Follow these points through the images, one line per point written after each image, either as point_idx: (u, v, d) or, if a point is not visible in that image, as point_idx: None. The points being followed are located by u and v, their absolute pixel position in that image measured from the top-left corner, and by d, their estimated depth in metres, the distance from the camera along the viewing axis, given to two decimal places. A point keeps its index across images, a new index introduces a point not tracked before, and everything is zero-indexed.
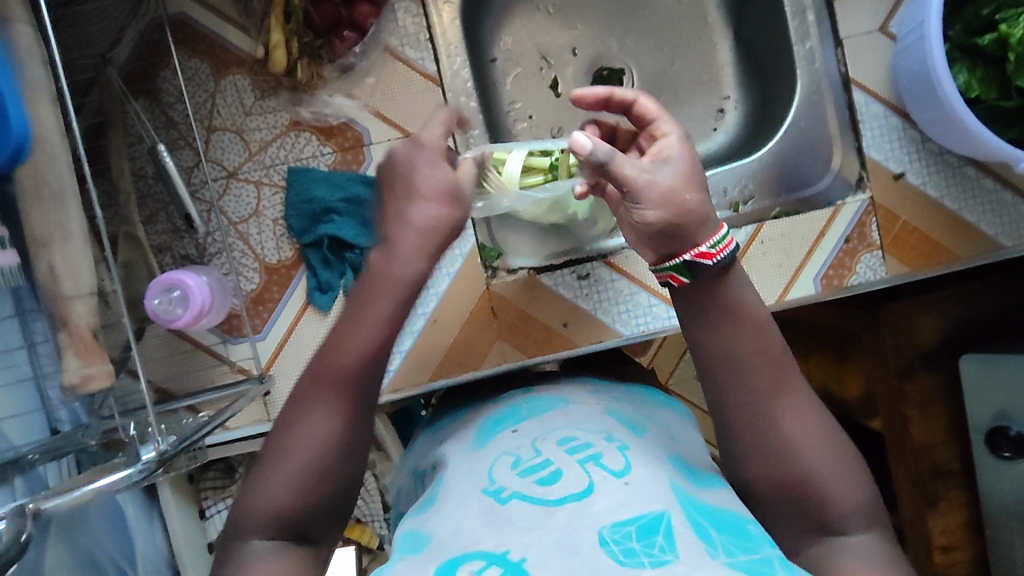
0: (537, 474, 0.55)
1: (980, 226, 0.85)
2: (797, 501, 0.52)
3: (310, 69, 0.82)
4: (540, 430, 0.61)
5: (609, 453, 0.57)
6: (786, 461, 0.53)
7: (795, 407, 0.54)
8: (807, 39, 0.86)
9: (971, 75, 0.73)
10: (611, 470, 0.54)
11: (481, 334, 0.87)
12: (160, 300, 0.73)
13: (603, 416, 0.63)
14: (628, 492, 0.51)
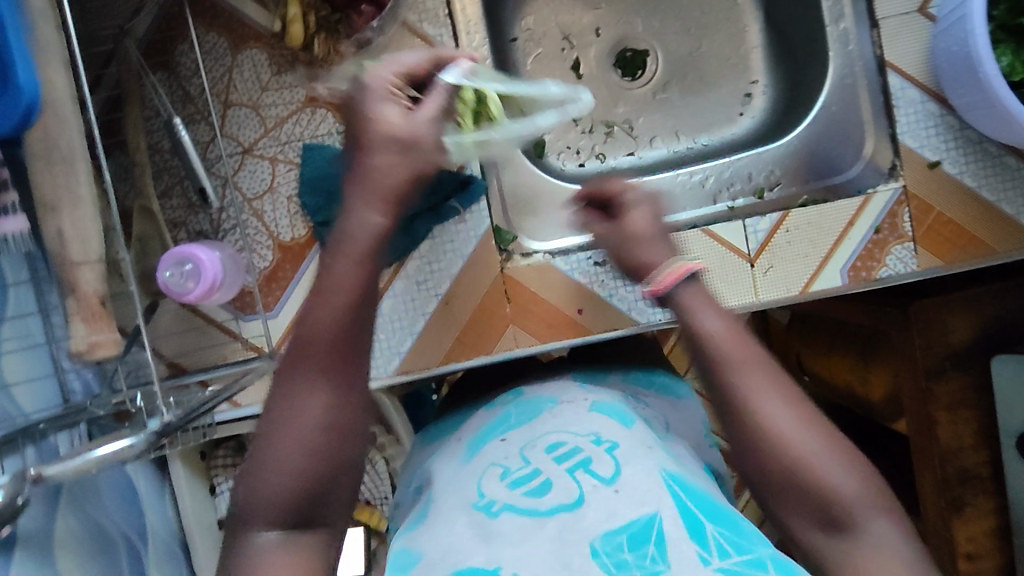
0: (526, 486, 0.56)
1: (1018, 219, 0.81)
2: (792, 487, 0.51)
3: (326, 44, 0.80)
4: (529, 437, 0.62)
5: (599, 455, 0.58)
6: (773, 449, 0.51)
7: (765, 391, 0.53)
8: (841, 20, 0.84)
9: (1016, 58, 0.69)
10: (600, 477, 0.56)
11: (494, 318, 0.86)
12: (171, 272, 0.73)
13: (592, 415, 0.64)
14: (618, 500, 0.53)
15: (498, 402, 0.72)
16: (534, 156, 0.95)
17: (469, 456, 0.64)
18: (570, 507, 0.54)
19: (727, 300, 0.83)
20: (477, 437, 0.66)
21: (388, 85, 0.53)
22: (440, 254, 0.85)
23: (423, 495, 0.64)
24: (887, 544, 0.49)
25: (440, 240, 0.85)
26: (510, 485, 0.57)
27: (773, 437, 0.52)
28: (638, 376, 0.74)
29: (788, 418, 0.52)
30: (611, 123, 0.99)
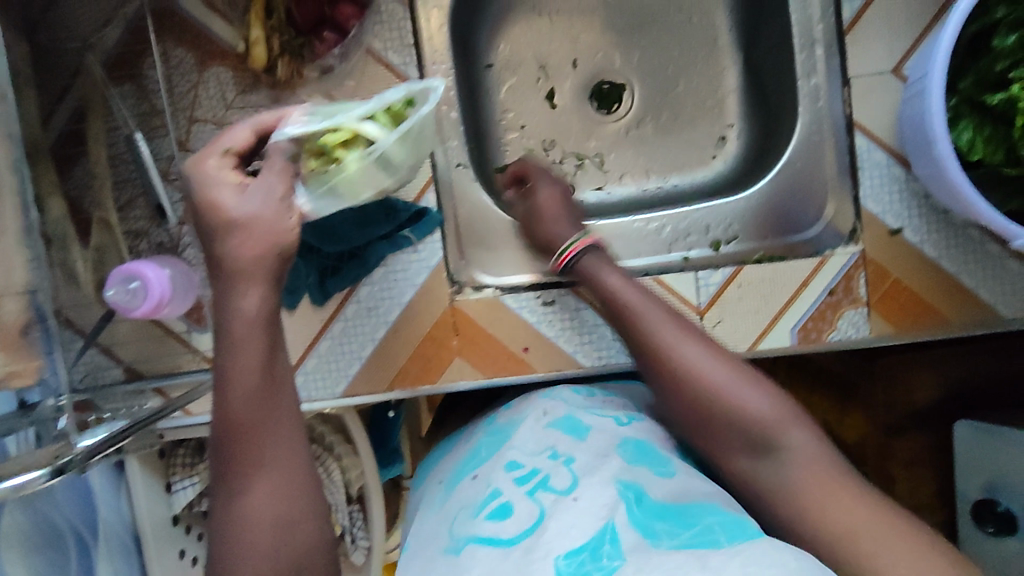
0: (489, 511, 0.60)
1: (978, 293, 0.79)
2: (710, 416, 0.63)
3: (290, 68, 0.80)
4: (491, 470, 0.66)
5: (555, 471, 0.63)
6: (695, 383, 0.64)
7: (676, 338, 0.67)
8: (813, 75, 0.82)
9: (977, 134, 0.66)
10: (556, 490, 0.60)
11: (440, 351, 0.86)
12: (117, 293, 0.73)
13: (548, 432, 0.69)
14: (577, 507, 0.57)
15: (474, 435, 0.79)
16: (502, 185, 0.96)
17: (444, 496, 0.68)
18: (531, 529, 0.56)
19: None
20: (452, 479, 0.71)
21: (212, 167, 0.58)
22: (392, 282, 0.85)
23: (409, 550, 0.66)
24: (811, 450, 0.60)
25: (392, 268, 0.85)
26: (473, 516, 0.60)
27: (692, 384, 0.64)
28: (601, 391, 0.81)
29: (691, 358, 0.65)
30: (583, 155, 0.98)
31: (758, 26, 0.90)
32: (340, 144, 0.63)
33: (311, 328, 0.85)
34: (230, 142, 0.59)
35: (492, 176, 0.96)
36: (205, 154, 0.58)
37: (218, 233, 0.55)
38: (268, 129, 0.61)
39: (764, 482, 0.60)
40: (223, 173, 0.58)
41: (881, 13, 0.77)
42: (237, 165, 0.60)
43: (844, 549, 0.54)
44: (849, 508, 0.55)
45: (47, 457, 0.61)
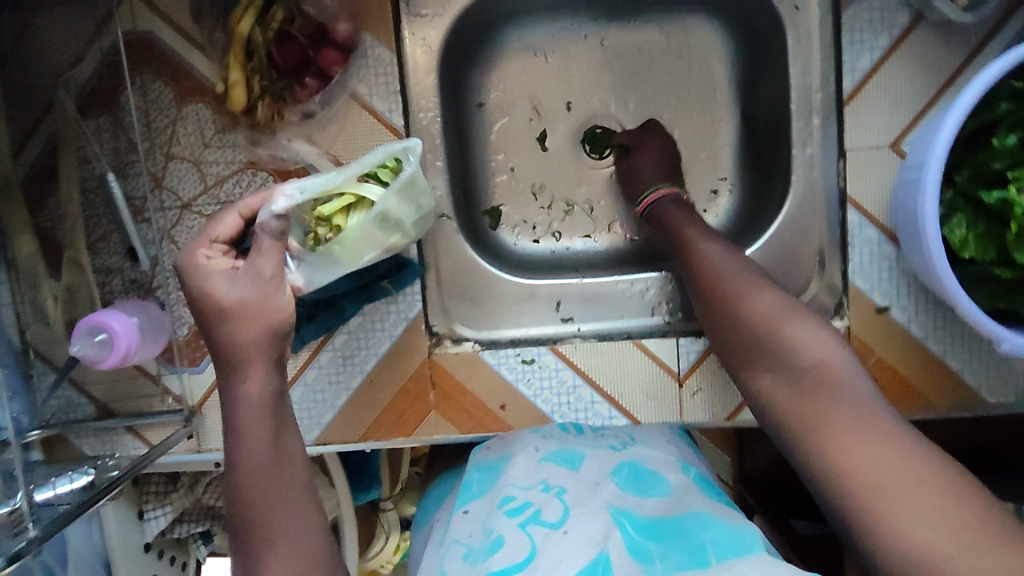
0: (486, 551, 0.63)
1: (963, 375, 0.78)
2: (759, 341, 0.68)
3: (270, 110, 0.77)
4: (485, 508, 0.70)
5: (547, 504, 0.68)
6: (736, 303, 0.71)
7: (729, 266, 0.74)
8: (808, 144, 0.79)
9: (970, 230, 0.65)
10: (549, 525, 0.65)
11: (415, 404, 0.85)
12: (82, 347, 0.73)
13: (541, 468, 0.74)
14: (567, 541, 0.63)
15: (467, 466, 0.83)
16: (489, 229, 0.94)
17: (439, 542, 0.71)
18: (524, 562, 0.61)
19: (652, 416, 0.83)
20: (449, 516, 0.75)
21: (199, 255, 0.60)
22: (369, 331, 0.84)
23: None
24: (846, 383, 0.61)
25: (370, 317, 0.83)
26: (468, 559, 0.63)
27: (736, 314, 0.70)
28: None
29: (743, 291, 0.71)
30: (572, 202, 0.96)
31: (759, 80, 0.87)
32: (337, 210, 0.67)
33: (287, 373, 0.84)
34: (218, 232, 0.61)
35: (480, 219, 0.93)
36: (198, 247, 0.61)
37: (213, 318, 0.58)
38: (254, 213, 0.62)
39: (786, 405, 0.64)
40: (215, 261, 0.60)
41: (882, 86, 0.74)
42: (228, 251, 0.62)
43: (866, 492, 0.53)
44: (875, 450, 0.55)
45: (5, 541, 0.63)
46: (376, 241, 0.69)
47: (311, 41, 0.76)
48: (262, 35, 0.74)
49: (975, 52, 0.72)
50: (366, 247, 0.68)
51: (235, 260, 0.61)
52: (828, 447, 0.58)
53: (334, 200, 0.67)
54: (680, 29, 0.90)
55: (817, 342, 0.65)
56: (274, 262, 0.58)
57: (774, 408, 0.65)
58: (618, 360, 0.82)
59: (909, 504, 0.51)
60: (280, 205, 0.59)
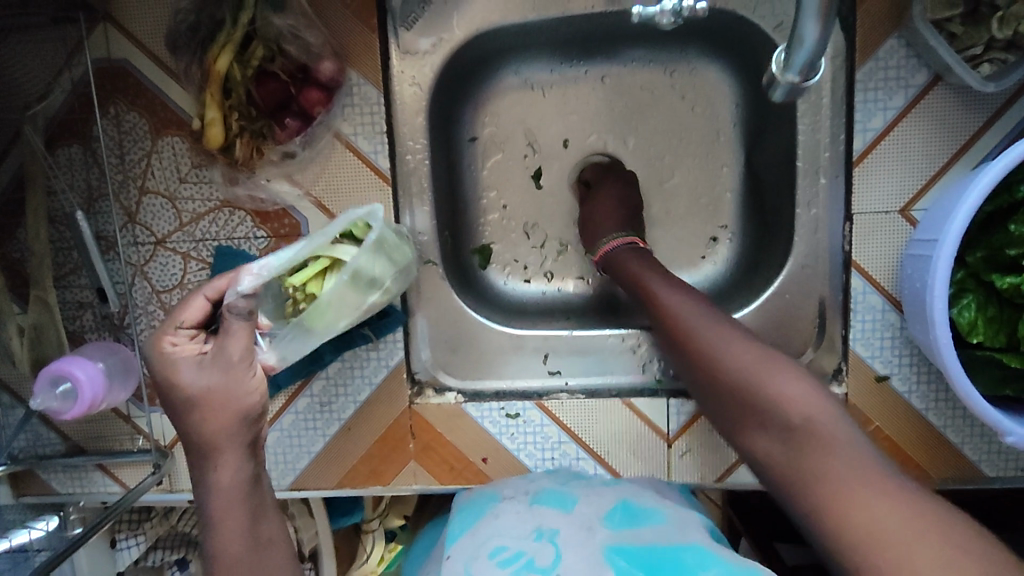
0: None
1: (962, 449, 0.75)
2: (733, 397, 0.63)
3: (248, 148, 0.74)
4: (474, 555, 0.66)
5: (540, 551, 0.64)
6: (702, 351, 0.65)
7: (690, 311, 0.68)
8: (813, 204, 0.76)
9: (980, 313, 0.62)
10: (541, 573, 0.61)
11: (394, 454, 0.82)
12: (46, 400, 0.72)
13: (530, 511, 0.70)
14: None
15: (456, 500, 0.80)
16: (477, 268, 0.90)
17: None
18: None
19: (638, 475, 0.80)
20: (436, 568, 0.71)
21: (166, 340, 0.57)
22: (347, 378, 0.80)
23: None
24: (839, 438, 0.55)
25: (349, 364, 0.80)
26: None
27: (706, 369, 0.65)
28: None
29: (711, 338, 0.65)
30: (566, 241, 0.91)
31: (764, 127, 0.83)
32: (311, 277, 0.68)
33: None
34: (184, 316, 0.58)
35: (469, 257, 0.90)
36: (164, 332, 0.58)
37: (174, 388, 0.55)
38: (224, 294, 0.59)
39: (784, 466, 0.58)
40: (183, 346, 0.57)
41: (893, 149, 0.71)
42: (197, 334, 0.59)
43: (868, 551, 0.48)
44: (889, 506, 0.49)
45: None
46: (354, 305, 0.68)
47: (293, 80, 0.73)
48: (240, 73, 0.70)
49: (993, 118, 0.69)
50: (343, 313, 0.67)
51: (203, 345, 0.58)
52: (827, 503, 0.52)
53: (307, 266, 0.68)
54: (685, 69, 0.86)
55: (801, 400, 0.58)
56: (243, 342, 0.56)
57: (771, 466, 0.59)
58: (605, 417, 0.79)
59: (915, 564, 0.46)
60: (248, 284, 0.57)
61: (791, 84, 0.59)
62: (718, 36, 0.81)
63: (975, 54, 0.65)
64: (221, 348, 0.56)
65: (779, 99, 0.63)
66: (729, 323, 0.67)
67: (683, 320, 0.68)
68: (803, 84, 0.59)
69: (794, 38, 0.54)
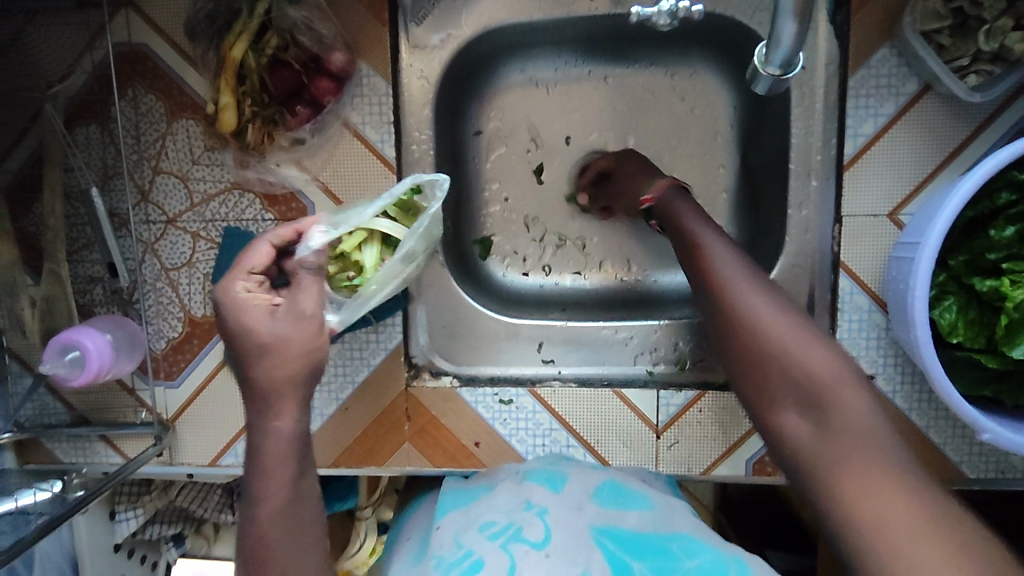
0: (461, 566, 0.63)
1: (943, 449, 0.77)
2: (750, 344, 0.56)
3: (260, 133, 0.76)
4: (465, 524, 0.70)
5: (529, 523, 0.68)
6: (721, 289, 0.59)
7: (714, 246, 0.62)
8: (804, 205, 0.78)
9: (960, 315, 0.64)
10: (530, 543, 0.65)
11: (389, 434, 0.84)
12: (54, 367, 0.76)
13: (523, 486, 0.73)
14: (546, 564, 0.63)
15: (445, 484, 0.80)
16: (477, 258, 0.92)
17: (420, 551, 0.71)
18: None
19: (627, 464, 0.82)
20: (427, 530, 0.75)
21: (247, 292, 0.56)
22: (347, 358, 0.83)
23: None
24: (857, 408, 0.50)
25: (349, 346, 0.82)
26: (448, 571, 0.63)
27: (724, 316, 0.58)
28: None
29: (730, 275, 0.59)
30: (564, 236, 0.94)
31: (759, 131, 0.85)
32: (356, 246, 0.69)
33: None
34: (253, 262, 0.58)
35: (469, 247, 0.92)
36: (233, 278, 0.57)
37: None
38: (287, 243, 0.60)
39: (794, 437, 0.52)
40: (256, 296, 0.56)
41: (882, 156, 0.73)
42: (263, 283, 0.59)
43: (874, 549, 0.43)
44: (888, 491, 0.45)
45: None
46: (401, 275, 0.68)
47: (305, 69, 0.75)
48: (255, 60, 0.73)
49: (980, 128, 0.71)
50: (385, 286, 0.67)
51: (272, 294, 0.58)
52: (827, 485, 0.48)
53: (349, 236, 0.69)
54: (685, 72, 0.88)
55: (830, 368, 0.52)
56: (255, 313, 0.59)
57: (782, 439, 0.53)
58: (596, 406, 0.81)
59: (903, 550, 0.42)
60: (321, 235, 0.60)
61: (772, 76, 0.61)
62: (718, 40, 0.84)
63: (961, 65, 0.67)
64: (292, 301, 0.57)
65: (763, 92, 0.65)
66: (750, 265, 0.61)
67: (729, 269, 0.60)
68: (784, 77, 0.61)
69: (772, 38, 0.56)
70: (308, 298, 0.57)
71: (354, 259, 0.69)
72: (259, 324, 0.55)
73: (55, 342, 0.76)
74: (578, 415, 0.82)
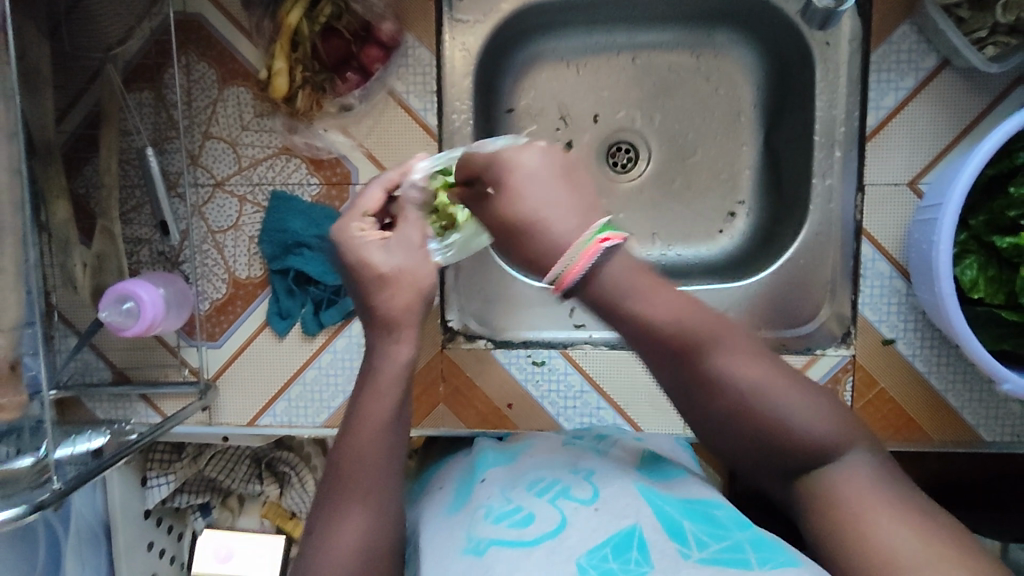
0: (509, 519, 0.54)
1: (962, 412, 0.79)
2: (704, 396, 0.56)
3: (309, 99, 0.81)
4: (507, 483, 0.62)
5: (577, 484, 0.59)
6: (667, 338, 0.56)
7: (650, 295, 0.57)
8: (828, 175, 0.81)
9: (981, 272, 0.67)
10: (579, 499, 0.56)
11: (425, 394, 0.86)
12: (110, 314, 0.79)
13: (564, 455, 0.67)
14: (600, 515, 0.54)
15: (480, 441, 0.79)
16: None
17: (452, 512, 0.62)
18: (554, 532, 0.52)
19: (654, 425, 0.85)
20: (460, 491, 0.66)
21: (360, 223, 0.62)
22: None
23: (414, 550, 0.62)
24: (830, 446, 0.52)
25: None
26: (495, 521, 0.55)
27: (675, 362, 0.57)
28: None
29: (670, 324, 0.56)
30: None
31: (784, 109, 0.88)
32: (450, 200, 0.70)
33: (300, 356, 0.86)
34: (366, 205, 0.63)
35: None
36: (350, 220, 0.62)
37: None
38: (395, 186, 0.65)
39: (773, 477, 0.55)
40: (368, 234, 0.61)
41: (903, 127, 0.77)
42: (376, 225, 0.64)
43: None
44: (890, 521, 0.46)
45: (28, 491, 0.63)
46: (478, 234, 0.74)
47: (355, 38, 0.80)
48: (308, 28, 0.78)
49: (995, 102, 0.75)
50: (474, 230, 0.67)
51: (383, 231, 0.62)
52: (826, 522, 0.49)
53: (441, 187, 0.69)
54: (710, 53, 0.92)
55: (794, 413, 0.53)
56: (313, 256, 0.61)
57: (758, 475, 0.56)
58: (626, 368, 0.84)
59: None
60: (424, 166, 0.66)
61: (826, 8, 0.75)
62: (744, 22, 0.88)
63: (980, 37, 0.73)
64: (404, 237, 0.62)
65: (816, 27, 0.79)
66: (689, 310, 0.57)
67: (691, 330, 0.56)
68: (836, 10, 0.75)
69: None
70: (415, 231, 0.62)
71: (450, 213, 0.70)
72: (373, 254, 0.60)
73: (110, 290, 0.79)
74: (609, 376, 0.85)
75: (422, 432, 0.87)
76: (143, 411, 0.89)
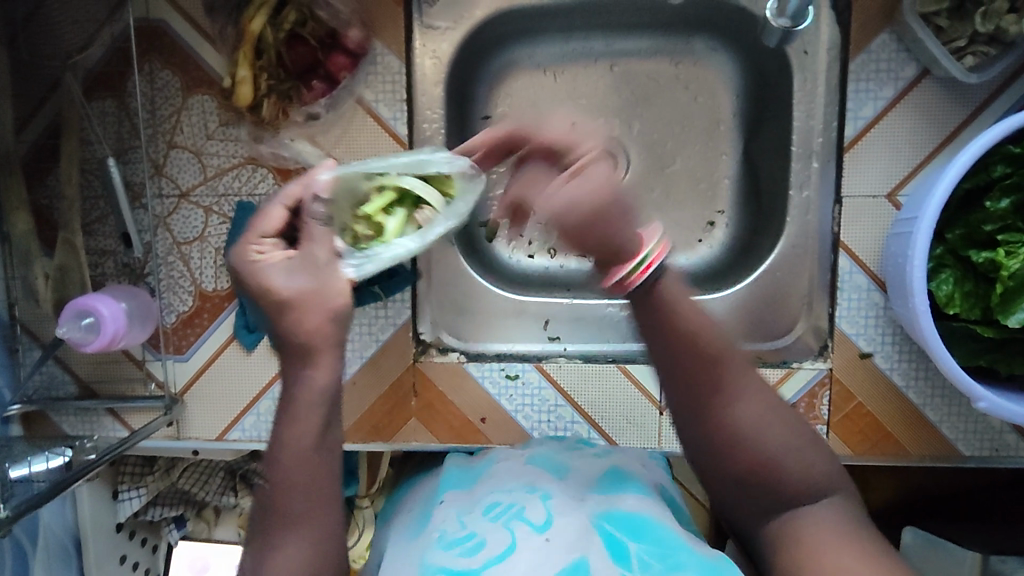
0: (462, 545, 0.54)
1: (940, 427, 0.78)
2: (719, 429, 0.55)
3: (275, 108, 0.79)
4: (464, 503, 0.62)
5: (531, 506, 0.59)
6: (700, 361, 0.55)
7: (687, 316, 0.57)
8: (805, 187, 0.80)
9: (958, 287, 0.66)
10: (531, 524, 0.55)
11: (396, 408, 0.85)
12: (70, 330, 0.77)
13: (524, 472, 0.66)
14: (550, 542, 0.53)
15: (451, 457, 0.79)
16: (484, 241, 0.92)
17: (409, 535, 0.62)
18: (502, 559, 0.52)
19: (629, 440, 0.83)
20: (420, 513, 0.66)
21: (251, 250, 0.57)
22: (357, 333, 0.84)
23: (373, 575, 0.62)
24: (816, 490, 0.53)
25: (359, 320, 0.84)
26: (447, 547, 0.55)
27: (702, 388, 0.56)
28: None
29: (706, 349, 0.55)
30: None
31: (763, 118, 0.87)
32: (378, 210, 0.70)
33: (269, 369, 0.85)
34: (264, 226, 0.59)
35: (476, 229, 0.92)
36: (247, 243, 0.58)
37: None
38: (298, 201, 0.61)
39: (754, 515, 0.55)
40: (267, 256, 0.57)
41: (880, 138, 0.75)
42: (278, 245, 0.59)
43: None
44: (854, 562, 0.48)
45: None
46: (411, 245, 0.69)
47: (321, 45, 0.78)
48: (273, 35, 0.75)
49: (976, 111, 0.74)
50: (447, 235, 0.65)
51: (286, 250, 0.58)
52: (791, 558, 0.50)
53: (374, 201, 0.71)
54: (689, 60, 0.90)
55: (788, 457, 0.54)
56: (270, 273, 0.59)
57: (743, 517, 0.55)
58: (601, 382, 0.83)
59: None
60: (327, 177, 0.63)
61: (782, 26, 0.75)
62: (721, 29, 0.86)
63: (959, 46, 0.71)
64: None
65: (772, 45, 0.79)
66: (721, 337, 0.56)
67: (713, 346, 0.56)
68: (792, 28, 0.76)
69: None
70: (323, 248, 0.60)
71: (378, 221, 0.70)
72: (275, 278, 0.56)
73: (70, 304, 0.77)
74: (583, 390, 0.83)
75: (395, 446, 0.85)
76: (111, 426, 0.86)
